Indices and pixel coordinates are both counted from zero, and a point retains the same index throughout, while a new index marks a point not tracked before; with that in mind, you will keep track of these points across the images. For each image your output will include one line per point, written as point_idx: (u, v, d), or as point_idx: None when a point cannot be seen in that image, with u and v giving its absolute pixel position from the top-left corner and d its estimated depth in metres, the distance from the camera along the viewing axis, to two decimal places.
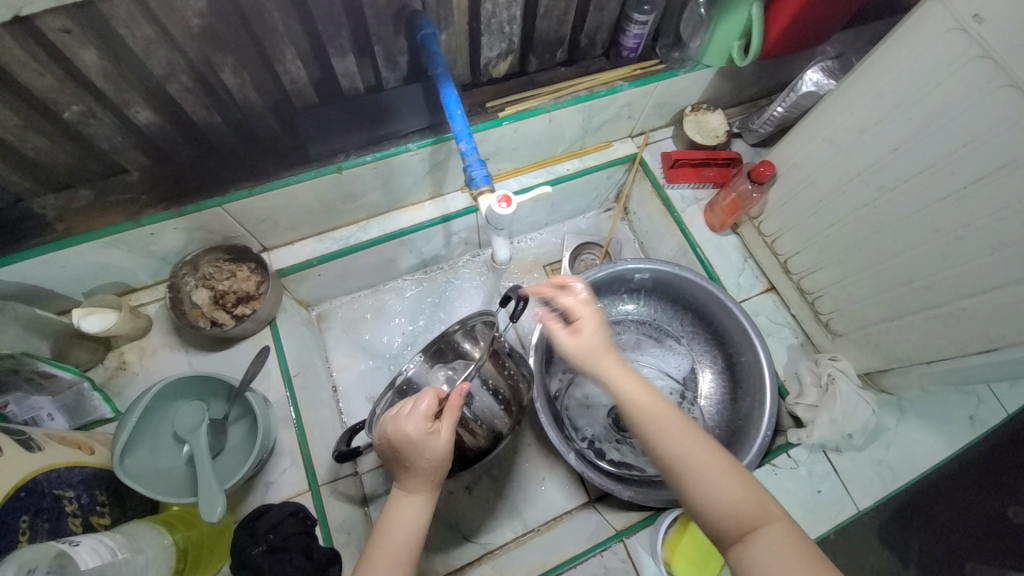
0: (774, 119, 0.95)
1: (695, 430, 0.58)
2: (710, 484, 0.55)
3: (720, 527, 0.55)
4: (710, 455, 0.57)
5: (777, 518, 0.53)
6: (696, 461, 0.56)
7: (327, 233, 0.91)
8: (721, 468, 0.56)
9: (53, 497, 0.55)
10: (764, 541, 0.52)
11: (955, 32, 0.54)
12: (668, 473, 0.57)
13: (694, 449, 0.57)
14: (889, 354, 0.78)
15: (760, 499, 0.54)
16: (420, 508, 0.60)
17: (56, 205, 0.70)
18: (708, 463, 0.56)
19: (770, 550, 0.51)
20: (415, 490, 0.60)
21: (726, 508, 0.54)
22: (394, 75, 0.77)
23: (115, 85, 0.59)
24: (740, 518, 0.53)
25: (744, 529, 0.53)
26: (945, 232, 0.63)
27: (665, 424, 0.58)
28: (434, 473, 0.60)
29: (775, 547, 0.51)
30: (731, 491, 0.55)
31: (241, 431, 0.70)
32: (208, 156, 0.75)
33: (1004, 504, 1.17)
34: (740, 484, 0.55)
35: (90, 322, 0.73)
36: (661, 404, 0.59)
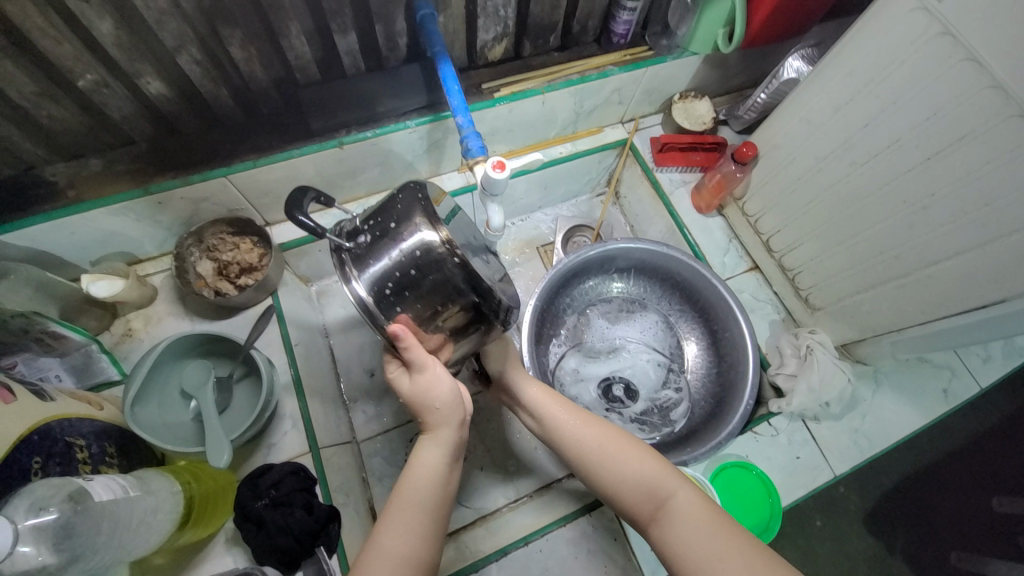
0: (758, 105, 1.00)
1: (601, 424, 0.69)
2: (619, 466, 0.64)
3: (637, 506, 0.62)
4: (621, 443, 0.66)
5: (681, 485, 0.61)
6: (604, 451, 0.66)
7: (327, 210, 0.95)
8: (631, 451, 0.65)
9: (65, 443, 0.58)
10: (671, 507, 0.59)
11: (917, 11, 0.58)
12: (585, 466, 0.67)
13: (598, 440, 0.67)
14: (864, 324, 0.81)
15: (662, 470, 0.63)
16: (440, 448, 0.61)
17: (68, 173, 0.72)
18: (615, 449, 0.65)
19: (676, 514, 0.58)
20: (436, 431, 0.61)
21: (636, 482, 0.62)
22: (394, 56, 0.80)
23: (128, 55, 0.62)
24: (648, 491, 0.61)
25: (653, 501, 0.61)
26: (912, 202, 0.67)
27: (572, 421, 0.69)
28: (453, 411, 0.61)
29: (680, 509, 0.59)
30: (638, 468, 0.63)
31: (245, 391, 0.73)
32: (214, 130, 0.78)
33: (986, 494, 1.21)
34: (644, 460, 0.64)
35: (99, 288, 0.76)
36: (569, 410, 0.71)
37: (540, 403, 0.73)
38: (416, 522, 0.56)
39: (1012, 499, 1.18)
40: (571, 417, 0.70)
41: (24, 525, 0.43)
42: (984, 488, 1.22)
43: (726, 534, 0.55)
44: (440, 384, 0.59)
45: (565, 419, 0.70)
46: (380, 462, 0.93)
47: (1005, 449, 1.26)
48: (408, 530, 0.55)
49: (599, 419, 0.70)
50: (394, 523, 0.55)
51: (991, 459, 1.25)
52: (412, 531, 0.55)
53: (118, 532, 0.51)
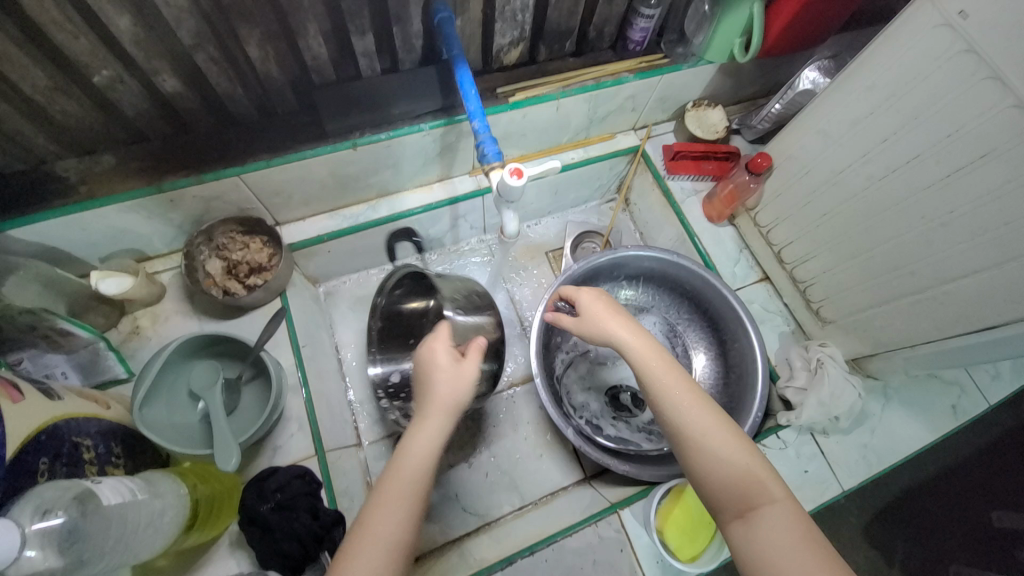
0: (773, 115, 1.00)
1: (706, 401, 0.59)
2: (719, 457, 0.56)
3: (724, 502, 0.55)
4: (724, 431, 0.57)
5: (783, 499, 0.53)
6: (704, 436, 0.57)
7: (338, 210, 0.94)
8: (734, 443, 0.56)
9: (71, 444, 0.57)
10: (767, 518, 0.52)
11: (942, 27, 0.58)
12: (677, 438, 0.59)
13: (703, 421, 0.58)
14: (876, 339, 0.81)
15: (766, 475, 0.55)
16: (437, 433, 0.58)
17: (80, 169, 0.72)
18: (718, 438, 0.57)
19: (770, 527, 0.52)
20: (432, 416, 0.59)
21: (731, 479, 0.55)
22: (410, 57, 0.80)
23: (144, 52, 0.61)
24: (744, 494, 0.54)
25: (747, 504, 0.54)
26: (930, 219, 0.66)
27: (677, 394, 0.59)
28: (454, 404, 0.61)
29: (776, 526, 0.52)
30: (739, 467, 0.55)
31: (253, 393, 0.72)
32: (227, 129, 0.77)
33: (988, 509, 1.22)
34: (747, 460, 0.56)
35: (107, 285, 0.75)
36: (675, 372, 0.61)
37: (644, 361, 0.63)
38: (408, 509, 0.53)
39: (1013, 514, 1.20)
40: (675, 388, 0.60)
41: (31, 529, 0.42)
42: (988, 503, 1.23)
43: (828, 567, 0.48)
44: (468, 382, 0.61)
45: (667, 381, 0.60)
46: (385, 466, 0.92)
47: (1010, 466, 1.26)
48: (393, 520, 0.51)
49: (706, 398, 0.60)
50: (387, 510, 0.52)
51: (995, 474, 1.25)
52: (401, 520, 0.52)
53: (124, 535, 0.51)
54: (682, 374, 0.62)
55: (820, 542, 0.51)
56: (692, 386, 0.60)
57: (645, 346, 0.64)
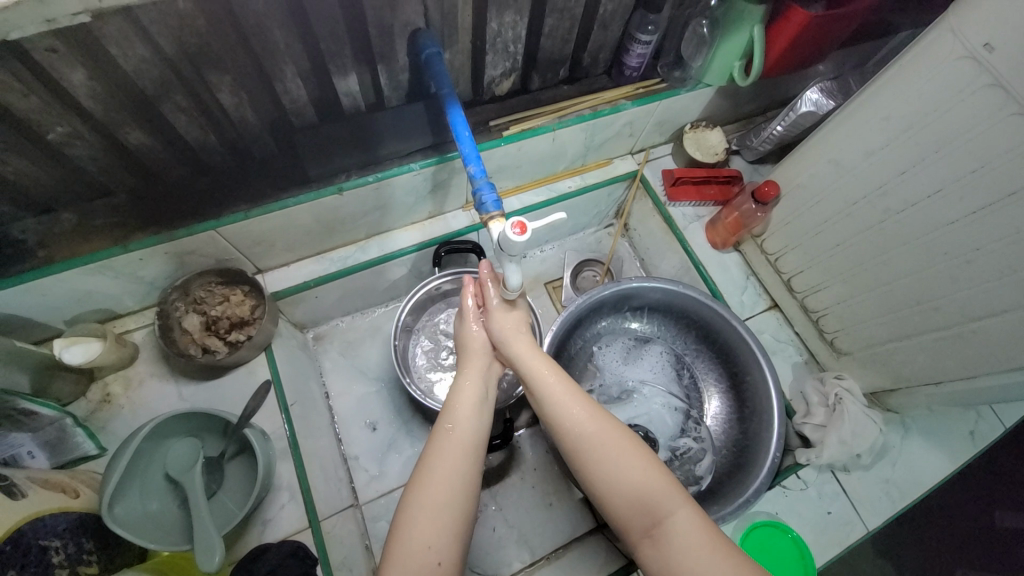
0: (774, 137, 0.96)
1: (602, 417, 0.62)
2: (622, 472, 0.58)
3: (632, 518, 0.57)
4: (621, 444, 0.60)
5: (683, 506, 0.57)
6: (605, 452, 0.60)
7: (324, 253, 0.88)
8: (632, 456, 0.59)
9: (38, 548, 0.52)
10: (672, 528, 0.55)
11: (964, 60, 0.55)
12: (577, 461, 0.61)
13: (601, 435, 0.60)
14: (896, 373, 0.77)
15: (667, 483, 0.58)
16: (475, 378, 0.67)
17: (37, 230, 0.66)
18: (618, 453, 0.59)
19: (675, 538, 0.55)
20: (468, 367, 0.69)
21: (634, 493, 0.57)
22: (397, 94, 0.75)
23: (104, 107, 0.56)
24: (650, 505, 0.57)
25: (651, 518, 0.57)
26: (954, 255, 0.63)
27: (579, 413, 0.62)
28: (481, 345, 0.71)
29: (680, 535, 0.55)
30: (642, 479, 0.58)
31: (238, 468, 0.66)
32: (201, 177, 0.71)
33: (991, 509, 1.19)
34: (649, 470, 0.58)
35: (72, 353, 0.70)
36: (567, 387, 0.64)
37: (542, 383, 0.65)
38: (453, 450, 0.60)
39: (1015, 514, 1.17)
40: (569, 403, 0.63)
41: None
42: (987, 501, 1.20)
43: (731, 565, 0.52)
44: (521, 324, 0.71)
45: (563, 404, 0.63)
46: (385, 526, 0.86)
47: None
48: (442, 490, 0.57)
49: (603, 412, 0.63)
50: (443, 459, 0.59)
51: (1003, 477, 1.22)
52: (457, 451, 0.60)
53: None
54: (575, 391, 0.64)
55: (723, 544, 0.55)
56: (586, 401, 0.64)
57: (542, 364, 0.66)
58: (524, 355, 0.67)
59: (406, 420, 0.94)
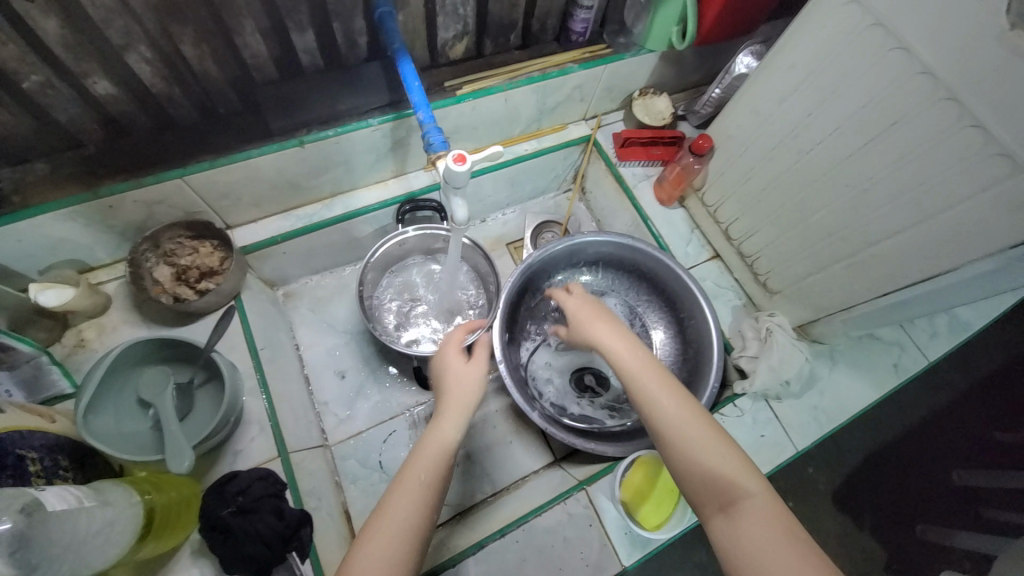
0: (714, 100, 1.04)
1: (683, 401, 0.61)
2: (697, 451, 0.57)
3: (703, 497, 0.56)
4: (699, 427, 0.58)
5: (759, 491, 0.54)
6: (684, 430, 0.58)
7: (291, 211, 0.93)
8: (709, 440, 0.57)
9: (14, 457, 0.55)
10: (746, 510, 0.53)
11: (851, 5, 0.62)
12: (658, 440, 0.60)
13: (678, 414, 0.59)
14: (817, 304, 0.86)
15: (743, 465, 0.56)
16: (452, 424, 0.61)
17: (10, 178, 0.69)
18: (696, 432, 0.58)
19: (750, 522, 0.52)
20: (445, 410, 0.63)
21: (706, 475, 0.56)
22: (354, 54, 0.80)
23: (73, 54, 0.60)
24: (723, 487, 0.55)
25: (727, 497, 0.54)
26: (854, 185, 0.71)
27: (656, 391, 0.61)
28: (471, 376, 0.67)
29: (754, 518, 0.52)
30: (717, 463, 0.56)
31: (208, 394, 0.72)
32: (169, 132, 0.76)
33: (948, 469, 1.29)
34: (725, 453, 0.56)
35: (47, 296, 0.71)
36: (648, 368, 0.63)
37: (621, 359, 0.65)
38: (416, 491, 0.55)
39: (971, 473, 1.27)
40: (656, 386, 0.62)
41: None
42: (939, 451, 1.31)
43: (806, 553, 0.49)
44: (605, 320, 0.71)
45: (643, 383, 0.62)
46: (354, 464, 0.92)
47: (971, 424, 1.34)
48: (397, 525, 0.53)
49: (686, 394, 0.62)
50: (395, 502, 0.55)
51: (949, 432, 1.33)
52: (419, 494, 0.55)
53: (74, 545, 0.50)
54: (663, 375, 0.63)
55: (794, 527, 0.52)
56: (671, 387, 0.62)
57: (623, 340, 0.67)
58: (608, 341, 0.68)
59: (374, 370, 0.99)
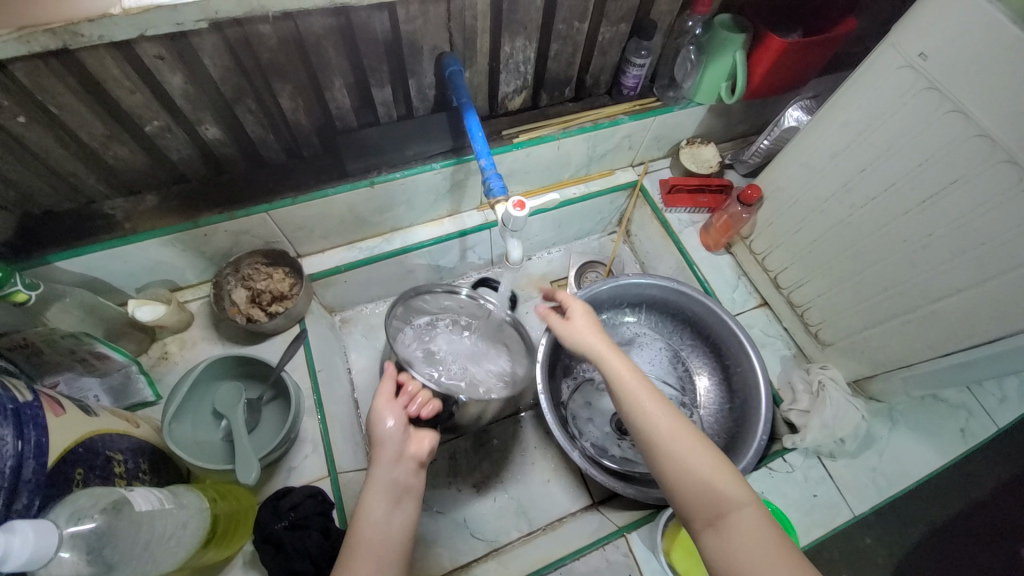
0: (762, 151, 1.06)
1: (673, 412, 0.60)
2: (687, 463, 0.57)
3: (693, 507, 0.56)
4: (689, 437, 0.58)
5: (749, 504, 0.54)
6: (673, 443, 0.58)
7: (355, 243, 1.01)
8: (699, 450, 0.57)
9: (105, 456, 0.60)
10: (735, 523, 0.53)
11: (905, 68, 0.64)
12: (645, 450, 0.60)
13: (669, 431, 0.58)
14: (873, 358, 0.83)
15: (730, 477, 0.56)
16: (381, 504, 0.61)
17: (125, 207, 0.80)
18: (684, 448, 0.57)
19: (739, 533, 0.52)
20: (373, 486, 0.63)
21: (697, 487, 0.55)
22: (424, 106, 0.88)
23: (191, 105, 0.70)
24: (713, 498, 0.55)
25: (716, 508, 0.54)
26: (911, 241, 0.70)
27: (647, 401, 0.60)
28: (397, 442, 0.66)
29: (746, 530, 0.52)
30: (707, 474, 0.56)
31: (273, 411, 0.77)
32: (259, 170, 0.85)
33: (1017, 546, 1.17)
34: (715, 465, 0.56)
35: (143, 312, 0.81)
36: (638, 378, 0.63)
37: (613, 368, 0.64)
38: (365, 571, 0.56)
39: None
40: (646, 396, 0.61)
41: (65, 533, 0.46)
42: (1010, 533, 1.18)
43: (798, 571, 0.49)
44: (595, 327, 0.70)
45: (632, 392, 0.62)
46: None
47: None
48: None
49: (675, 407, 0.61)
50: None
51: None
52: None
53: (150, 545, 0.54)
54: (650, 386, 0.62)
55: (786, 545, 0.52)
56: (659, 397, 0.61)
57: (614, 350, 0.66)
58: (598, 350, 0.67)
59: None
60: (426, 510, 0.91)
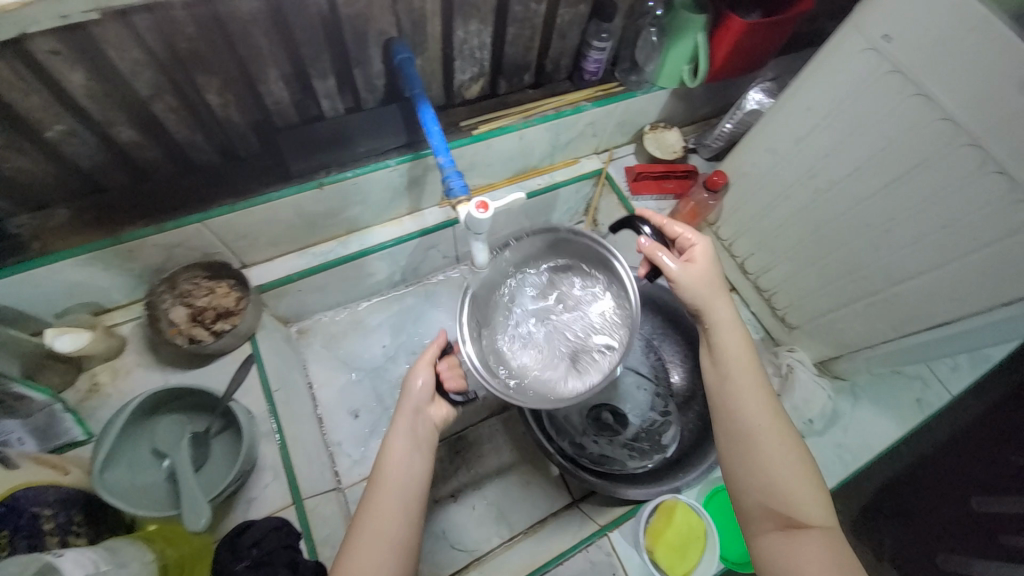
0: (725, 134, 1.05)
1: (775, 414, 0.62)
2: (778, 465, 0.59)
3: (771, 506, 0.58)
4: (786, 444, 0.60)
5: (825, 521, 0.56)
6: (768, 440, 0.60)
7: (306, 249, 0.93)
8: (792, 458, 0.59)
9: (30, 514, 0.54)
10: (812, 532, 0.55)
11: (868, 51, 0.63)
12: (737, 438, 0.61)
13: (768, 435, 0.60)
14: (839, 339, 0.85)
15: (820, 499, 0.57)
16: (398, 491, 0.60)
17: (32, 224, 0.70)
18: (779, 456, 0.59)
19: (813, 542, 0.54)
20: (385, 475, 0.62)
21: (779, 489, 0.58)
22: (373, 96, 0.81)
23: (99, 104, 0.60)
24: (792, 504, 0.57)
25: (795, 514, 0.56)
26: (874, 226, 0.71)
27: (748, 394, 0.62)
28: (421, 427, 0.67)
29: (817, 542, 0.54)
30: (792, 481, 0.58)
31: (223, 442, 0.71)
32: (190, 174, 0.76)
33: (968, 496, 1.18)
34: (803, 480, 0.58)
35: (62, 342, 0.71)
36: (750, 371, 0.64)
37: (727, 352, 0.65)
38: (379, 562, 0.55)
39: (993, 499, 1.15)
40: (753, 389, 0.63)
41: None
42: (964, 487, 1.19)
43: None
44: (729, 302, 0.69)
45: (740, 380, 0.63)
46: None
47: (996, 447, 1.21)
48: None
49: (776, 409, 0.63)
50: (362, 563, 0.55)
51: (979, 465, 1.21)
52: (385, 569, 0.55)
53: None
54: (761, 382, 0.64)
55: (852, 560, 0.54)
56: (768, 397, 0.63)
57: (739, 344, 0.66)
58: (720, 328, 0.67)
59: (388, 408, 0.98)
60: None
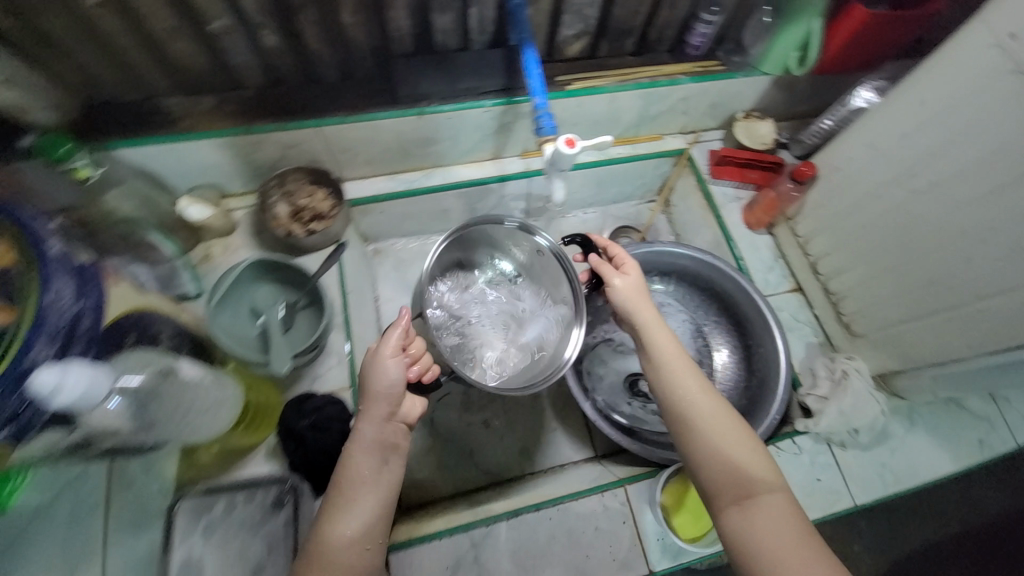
0: (821, 131, 0.99)
1: (714, 396, 0.65)
2: (719, 443, 0.62)
3: (722, 486, 0.60)
4: (730, 423, 0.63)
5: (776, 490, 0.59)
6: (708, 421, 0.63)
7: (395, 174, 1.02)
8: (739, 437, 0.62)
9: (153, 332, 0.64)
10: (762, 504, 0.57)
11: (994, 46, 0.60)
12: (678, 424, 0.64)
13: (710, 416, 0.63)
14: (905, 352, 0.82)
15: (765, 474, 0.60)
16: (373, 425, 0.63)
17: (182, 105, 0.82)
18: (722, 437, 0.62)
19: (763, 512, 0.57)
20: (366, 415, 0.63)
21: (728, 467, 0.60)
22: (481, 39, 0.86)
23: (255, 6, 0.70)
24: (742, 479, 0.59)
25: (746, 489, 0.58)
26: (970, 233, 0.67)
27: (686, 377, 0.66)
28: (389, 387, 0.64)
29: (770, 515, 0.56)
30: (739, 456, 0.61)
31: (306, 317, 0.82)
32: (312, 85, 0.86)
33: None
34: (753, 457, 0.61)
35: (192, 210, 0.83)
36: (681, 356, 0.68)
37: (653, 339, 0.69)
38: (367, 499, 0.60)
39: None
40: (683, 372, 0.66)
41: None
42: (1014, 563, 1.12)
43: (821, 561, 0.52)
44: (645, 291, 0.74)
45: (676, 366, 0.67)
46: None
47: None
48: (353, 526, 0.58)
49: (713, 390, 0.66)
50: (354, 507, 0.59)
51: None
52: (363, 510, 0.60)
53: None
54: (691, 365, 0.67)
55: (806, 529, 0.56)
56: (703, 379, 0.66)
57: (664, 335, 0.70)
58: (647, 319, 0.71)
59: None
60: (436, 437, 0.95)
